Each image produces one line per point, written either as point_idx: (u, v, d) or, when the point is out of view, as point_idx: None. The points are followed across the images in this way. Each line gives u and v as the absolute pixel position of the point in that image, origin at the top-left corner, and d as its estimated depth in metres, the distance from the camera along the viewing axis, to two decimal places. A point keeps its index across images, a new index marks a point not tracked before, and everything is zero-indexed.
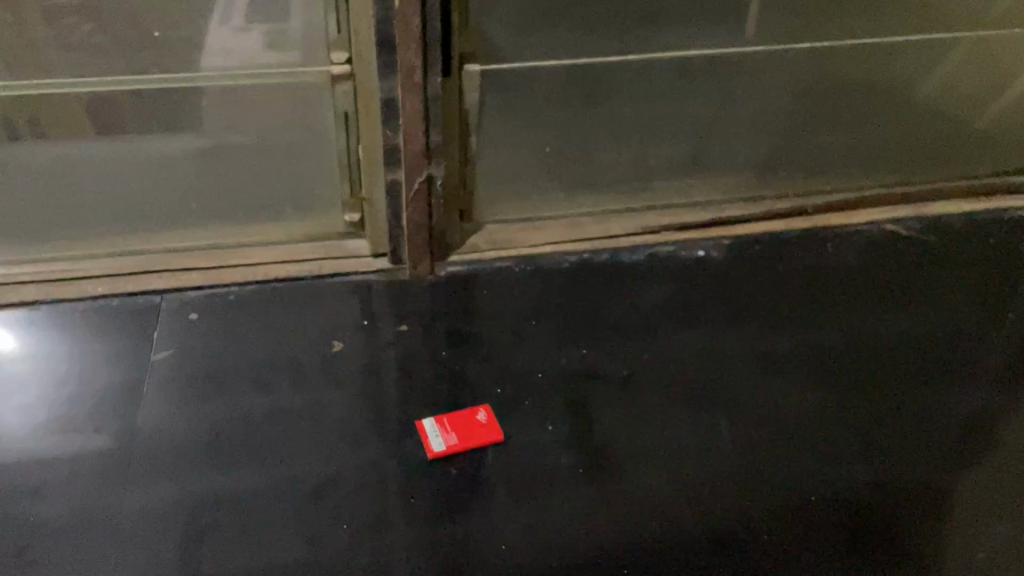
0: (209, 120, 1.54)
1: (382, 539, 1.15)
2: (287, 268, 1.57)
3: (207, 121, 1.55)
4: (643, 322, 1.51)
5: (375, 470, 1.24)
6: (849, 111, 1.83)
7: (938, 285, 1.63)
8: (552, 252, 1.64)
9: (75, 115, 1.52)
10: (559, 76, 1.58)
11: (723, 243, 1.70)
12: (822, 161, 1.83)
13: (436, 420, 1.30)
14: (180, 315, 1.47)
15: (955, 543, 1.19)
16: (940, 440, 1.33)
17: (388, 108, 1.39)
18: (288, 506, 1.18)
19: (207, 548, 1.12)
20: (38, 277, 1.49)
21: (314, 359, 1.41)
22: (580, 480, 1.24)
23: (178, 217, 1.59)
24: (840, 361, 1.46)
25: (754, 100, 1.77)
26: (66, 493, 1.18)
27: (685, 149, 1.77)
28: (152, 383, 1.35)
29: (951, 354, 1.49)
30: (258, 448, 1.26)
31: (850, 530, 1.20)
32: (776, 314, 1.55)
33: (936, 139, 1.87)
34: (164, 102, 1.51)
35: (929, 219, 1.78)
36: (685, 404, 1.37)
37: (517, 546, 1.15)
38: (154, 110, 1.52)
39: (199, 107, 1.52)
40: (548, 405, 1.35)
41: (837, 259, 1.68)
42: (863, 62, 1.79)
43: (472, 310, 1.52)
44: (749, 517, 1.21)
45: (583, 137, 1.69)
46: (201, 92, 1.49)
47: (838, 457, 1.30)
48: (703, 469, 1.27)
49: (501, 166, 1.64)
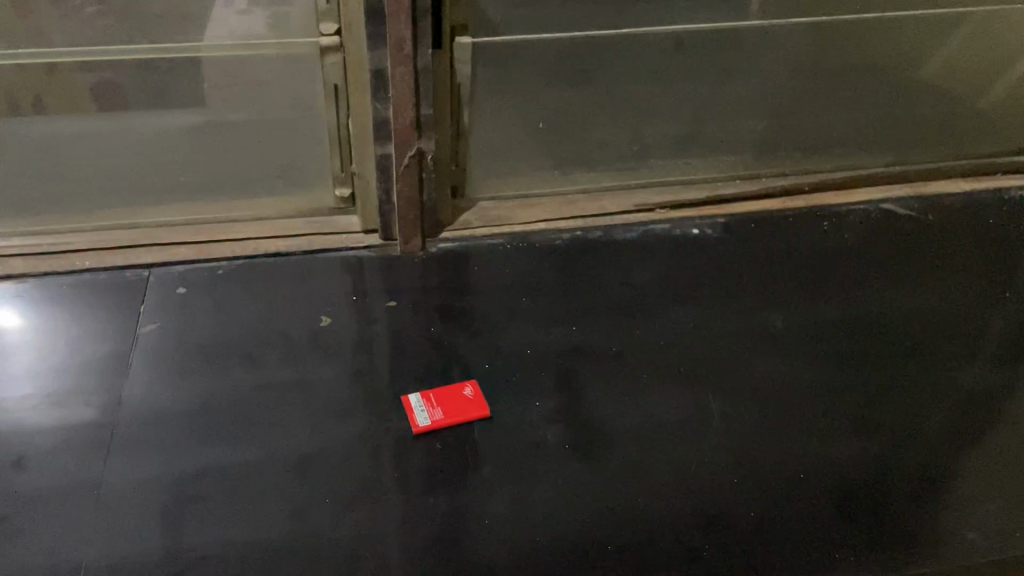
0: (210, 98, 1.52)
1: (365, 513, 1.14)
2: (278, 242, 1.57)
3: (209, 98, 1.52)
4: (634, 298, 1.50)
5: (359, 443, 1.23)
6: (854, 90, 1.78)
7: (939, 262, 1.61)
8: (545, 229, 1.63)
9: (74, 90, 1.50)
10: (554, 50, 1.53)
11: (718, 221, 1.69)
12: (822, 140, 1.82)
13: (422, 396, 1.29)
14: (168, 289, 1.47)
15: (948, 521, 1.18)
16: (935, 418, 1.32)
17: (377, 79, 1.37)
18: (272, 479, 1.17)
19: (189, 519, 1.12)
20: (26, 251, 1.51)
21: (303, 333, 1.40)
22: (566, 456, 1.23)
23: (167, 191, 1.58)
24: (833, 338, 1.44)
25: (755, 78, 1.72)
26: (50, 465, 1.17)
27: (683, 129, 1.73)
28: (140, 356, 1.34)
29: (947, 329, 1.47)
30: (244, 421, 1.25)
31: (839, 508, 1.18)
32: (770, 291, 1.53)
33: (938, 117, 1.85)
34: (161, 77, 1.49)
35: (927, 199, 1.77)
36: (673, 381, 1.35)
37: (502, 521, 1.14)
38: (153, 85, 1.50)
39: (198, 82, 1.50)
40: (535, 380, 1.34)
41: (834, 237, 1.66)
42: (871, 39, 1.72)
43: (464, 284, 1.50)
44: (736, 493, 1.20)
45: (578, 114, 1.65)
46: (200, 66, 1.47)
47: (830, 433, 1.28)
48: (691, 445, 1.26)
49: (495, 141, 1.61)
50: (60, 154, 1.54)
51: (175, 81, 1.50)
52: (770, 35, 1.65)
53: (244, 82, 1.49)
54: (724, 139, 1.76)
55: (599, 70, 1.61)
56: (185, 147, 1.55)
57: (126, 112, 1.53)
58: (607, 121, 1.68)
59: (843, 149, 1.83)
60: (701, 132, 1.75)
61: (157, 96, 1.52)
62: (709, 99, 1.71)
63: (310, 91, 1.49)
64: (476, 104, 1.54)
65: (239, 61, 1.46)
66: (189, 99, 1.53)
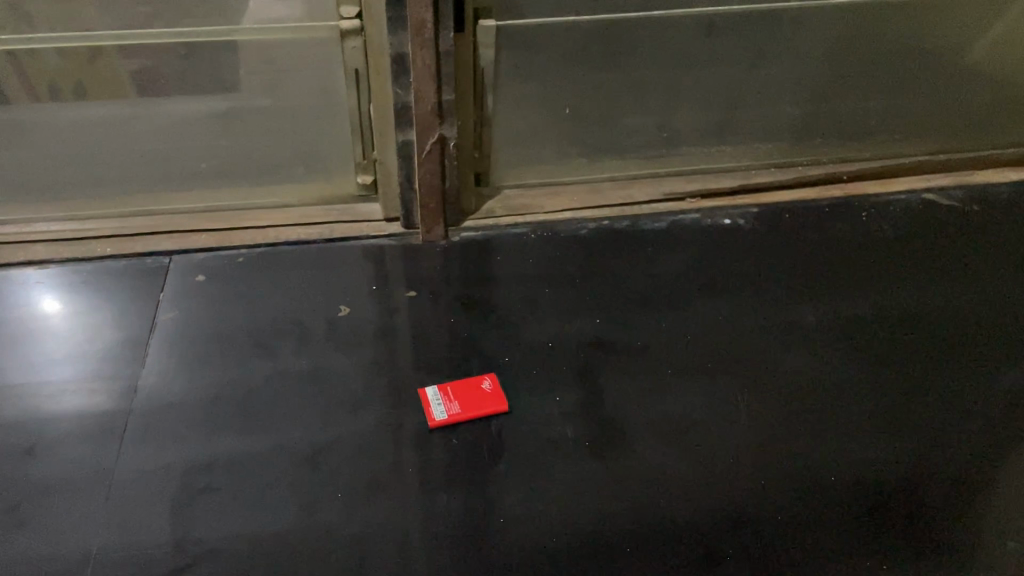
0: (234, 82, 1.49)
1: (377, 506, 1.11)
2: (299, 230, 1.56)
3: (237, 81, 1.49)
4: (659, 289, 1.46)
5: (374, 435, 1.20)
6: (894, 73, 1.71)
7: (982, 257, 1.55)
8: (571, 218, 1.61)
9: (113, 73, 1.47)
10: (580, 34, 1.48)
11: (751, 211, 1.66)
12: (860, 126, 1.77)
13: (439, 389, 1.26)
14: (188, 277, 1.45)
15: (985, 531, 1.12)
16: (972, 420, 1.26)
17: (398, 64, 1.33)
18: (286, 471, 1.15)
19: (200, 511, 1.09)
20: (48, 238, 1.51)
21: (320, 322, 1.37)
22: (584, 452, 1.19)
23: (188, 176, 1.57)
24: (867, 333, 1.39)
25: (789, 63, 1.64)
26: (64, 454, 1.16)
27: (714, 115, 1.69)
28: (157, 343, 1.33)
29: (985, 323, 1.42)
30: (258, 411, 1.23)
31: (870, 512, 1.14)
32: (802, 284, 1.48)
33: (985, 103, 1.80)
34: (195, 65, 1.47)
35: (971, 188, 1.73)
36: (699, 373, 1.31)
37: (517, 518, 1.11)
38: (191, 72, 1.48)
39: (225, 66, 1.47)
40: (557, 374, 1.30)
41: (872, 229, 1.61)
42: (918, 20, 1.64)
43: (486, 274, 1.48)
44: (761, 493, 1.15)
45: (607, 99, 1.60)
46: (225, 48, 1.43)
47: (860, 433, 1.24)
48: (716, 442, 1.22)
49: (522, 128, 1.59)
50: (82, 139, 1.53)
51: (191, 68, 1.47)
52: (810, 15, 1.57)
53: (268, 69, 1.46)
54: (756, 124, 1.72)
55: (625, 54, 1.54)
56: (207, 133, 1.55)
57: (154, 99, 1.52)
58: (631, 109, 1.63)
59: (884, 135, 1.79)
60: (733, 118, 1.70)
61: (190, 84, 1.50)
62: (741, 84, 1.65)
63: (330, 76, 1.45)
64: (499, 90, 1.51)
65: (260, 47, 1.43)
66: (212, 85, 1.51)
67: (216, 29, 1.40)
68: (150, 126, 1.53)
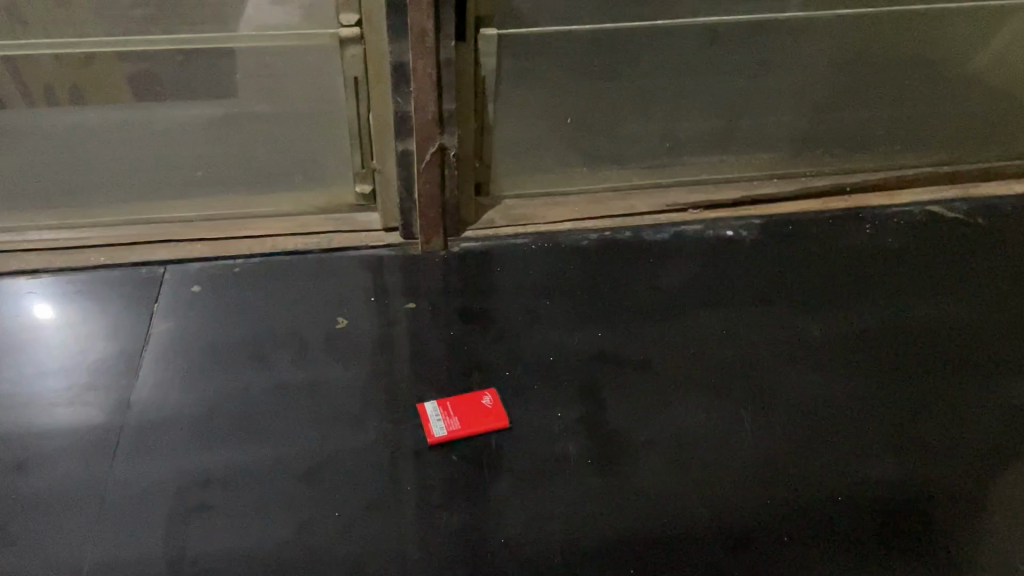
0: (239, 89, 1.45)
1: (376, 524, 1.09)
2: (297, 240, 1.54)
3: (237, 91, 1.46)
4: (663, 302, 1.44)
5: (372, 451, 1.18)
6: (900, 82, 1.69)
7: (987, 271, 1.53)
8: (573, 229, 1.60)
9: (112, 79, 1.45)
10: (583, 43, 1.46)
11: (753, 223, 1.64)
12: (865, 137, 1.76)
13: (439, 404, 1.24)
14: (183, 288, 1.43)
15: (995, 551, 1.10)
16: (978, 436, 1.24)
17: (399, 73, 1.32)
18: (281, 488, 1.13)
19: (195, 528, 1.07)
20: (41, 246, 1.49)
21: (318, 334, 1.35)
22: (586, 469, 1.17)
23: (182, 187, 1.55)
24: (872, 347, 1.38)
25: (790, 70, 1.62)
26: (55, 469, 1.14)
27: (719, 123, 1.66)
28: (151, 356, 1.30)
29: (991, 338, 1.40)
30: (254, 426, 1.21)
31: (876, 532, 1.11)
32: (806, 297, 1.47)
33: (992, 113, 1.78)
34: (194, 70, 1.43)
35: (976, 202, 1.71)
36: (703, 390, 1.29)
37: (518, 537, 1.09)
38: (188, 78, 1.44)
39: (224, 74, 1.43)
40: (558, 388, 1.28)
41: (876, 242, 1.60)
42: (925, 29, 1.62)
43: (486, 286, 1.46)
44: (764, 511, 1.13)
45: (608, 108, 1.58)
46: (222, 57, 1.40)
47: (865, 450, 1.22)
48: (721, 458, 1.20)
49: (522, 136, 1.57)
50: (79, 148, 1.49)
51: (191, 75, 1.43)
52: (815, 22, 1.55)
53: (265, 74, 1.43)
54: (758, 135, 1.70)
55: (629, 63, 1.53)
56: (205, 141, 1.51)
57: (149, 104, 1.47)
58: (635, 117, 1.61)
59: (888, 146, 1.78)
60: (736, 127, 1.68)
61: (189, 89, 1.45)
62: (749, 93, 1.63)
63: (330, 86, 1.43)
64: (500, 99, 1.50)
65: (259, 54, 1.40)
66: (210, 90, 1.46)
67: (215, 36, 1.36)
68: (150, 133, 1.49)
